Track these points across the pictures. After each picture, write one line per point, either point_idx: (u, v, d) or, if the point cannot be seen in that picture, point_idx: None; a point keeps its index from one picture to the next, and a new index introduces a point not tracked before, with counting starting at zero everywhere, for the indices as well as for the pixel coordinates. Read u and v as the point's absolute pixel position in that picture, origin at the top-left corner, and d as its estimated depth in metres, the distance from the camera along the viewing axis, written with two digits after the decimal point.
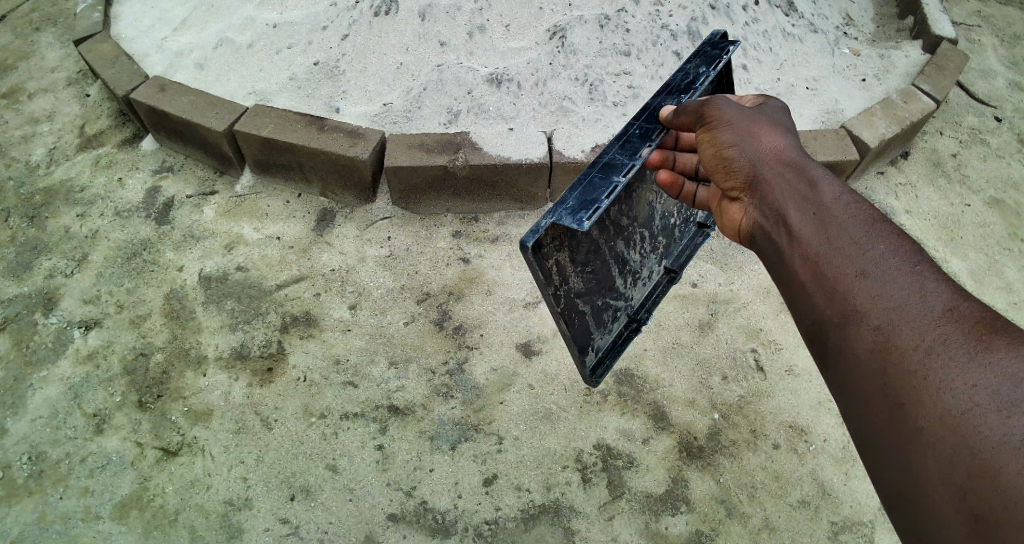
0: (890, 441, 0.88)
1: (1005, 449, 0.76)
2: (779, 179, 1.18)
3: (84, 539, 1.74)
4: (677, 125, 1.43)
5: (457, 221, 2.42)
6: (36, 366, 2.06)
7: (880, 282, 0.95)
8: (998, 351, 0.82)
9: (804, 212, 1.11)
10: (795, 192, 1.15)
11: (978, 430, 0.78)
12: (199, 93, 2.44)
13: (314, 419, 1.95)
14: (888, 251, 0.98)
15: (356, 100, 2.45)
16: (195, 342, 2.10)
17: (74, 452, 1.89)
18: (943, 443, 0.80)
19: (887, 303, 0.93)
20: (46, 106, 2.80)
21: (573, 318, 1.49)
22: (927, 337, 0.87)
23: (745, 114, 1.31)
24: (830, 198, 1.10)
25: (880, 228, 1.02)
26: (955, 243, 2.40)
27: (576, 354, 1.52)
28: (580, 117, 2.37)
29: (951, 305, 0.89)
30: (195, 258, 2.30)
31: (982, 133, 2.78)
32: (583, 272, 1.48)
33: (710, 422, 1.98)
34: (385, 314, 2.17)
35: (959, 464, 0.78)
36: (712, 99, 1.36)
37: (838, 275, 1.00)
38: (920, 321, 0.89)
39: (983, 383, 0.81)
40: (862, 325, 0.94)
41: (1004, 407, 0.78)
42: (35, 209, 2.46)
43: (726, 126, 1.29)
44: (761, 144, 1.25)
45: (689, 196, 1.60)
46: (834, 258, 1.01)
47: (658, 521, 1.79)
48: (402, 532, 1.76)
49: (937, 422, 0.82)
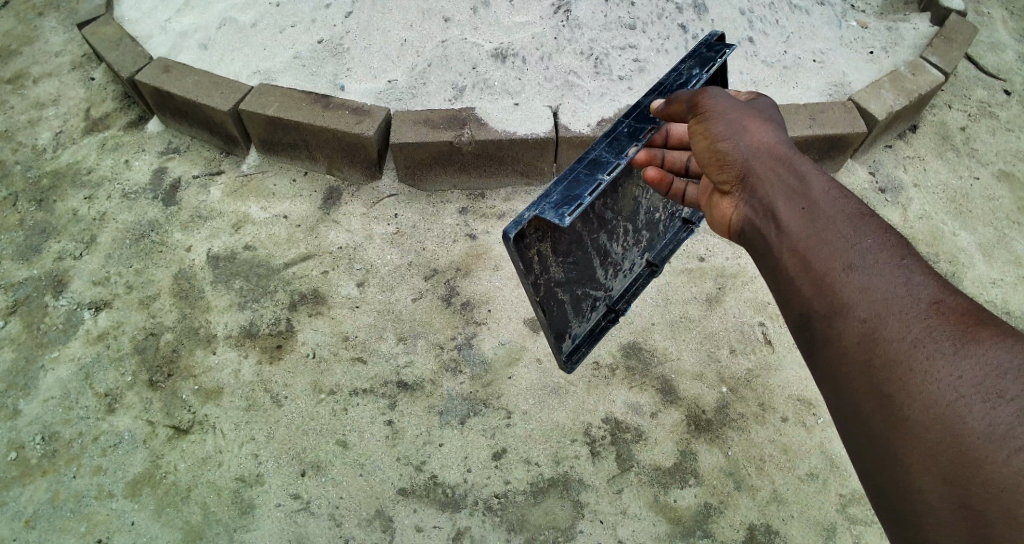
0: (878, 428, 0.89)
1: (990, 439, 0.79)
2: (767, 170, 1.16)
3: (98, 517, 1.77)
4: (672, 116, 1.41)
5: (463, 197, 2.42)
6: (47, 347, 2.08)
7: (867, 274, 0.94)
8: (982, 343, 0.84)
9: (792, 206, 1.09)
10: (784, 184, 1.12)
11: (963, 421, 0.81)
12: (204, 74, 2.44)
13: (324, 396, 1.96)
14: (875, 243, 0.97)
15: (360, 78, 2.44)
16: (205, 321, 2.12)
17: (86, 432, 1.91)
18: (931, 432, 0.83)
19: (874, 296, 0.92)
20: (52, 91, 2.80)
21: (552, 306, 1.51)
22: (914, 330, 0.88)
23: (736, 105, 1.28)
24: (818, 190, 1.08)
25: (868, 220, 1.02)
26: (964, 217, 2.39)
27: (552, 341, 1.56)
28: (585, 92, 2.36)
29: (937, 298, 0.90)
30: (203, 238, 2.31)
31: (992, 106, 2.75)
32: (565, 262, 1.49)
33: (718, 395, 1.99)
34: (393, 291, 2.18)
35: (946, 453, 0.81)
36: (704, 91, 1.33)
37: (825, 268, 0.98)
38: (905, 313, 0.90)
39: (968, 374, 0.83)
40: (849, 317, 0.93)
41: (989, 396, 0.81)
42: (42, 192, 2.47)
43: (717, 116, 1.27)
44: (749, 133, 1.22)
45: (678, 195, 1.52)
46: (819, 250, 1.01)
47: (667, 494, 1.80)
48: (412, 506, 1.78)
49: (923, 411, 0.84)
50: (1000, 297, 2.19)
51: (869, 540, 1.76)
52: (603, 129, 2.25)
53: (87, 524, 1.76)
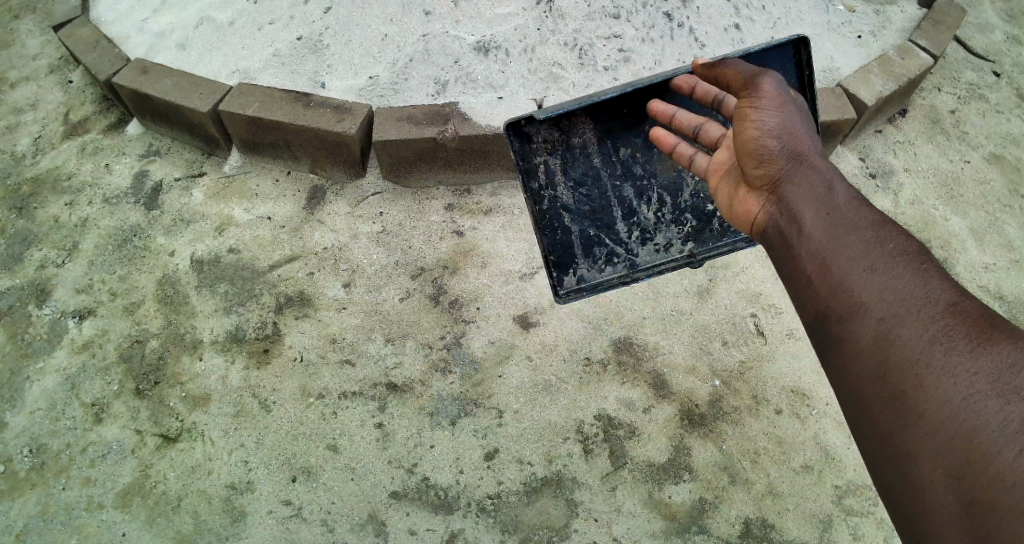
0: (887, 421, 1.01)
1: (1001, 435, 0.90)
2: (801, 177, 1.27)
3: (89, 529, 1.74)
4: (723, 79, 1.43)
5: (450, 193, 2.38)
6: (32, 358, 2.04)
7: (887, 278, 1.07)
8: (994, 344, 0.97)
9: (818, 210, 1.21)
10: (811, 190, 1.24)
11: (974, 414, 0.93)
12: (183, 74, 2.40)
13: (312, 400, 1.93)
14: (896, 249, 1.10)
15: (341, 75, 2.39)
16: (191, 327, 2.08)
17: (74, 443, 1.88)
18: (944, 427, 0.95)
19: (892, 298, 1.05)
20: (29, 95, 2.75)
21: (553, 225, 1.79)
22: (931, 330, 1.01)
23: (781, 100, 1.34)
24: (843, 202, 1.20)
25: (889, 231, 1.14)
26: (955, 202, 2.37)
27: (543, 253, 1.77)
28: (569, 84, 2.34)
29: (952, 303, 1.03)
30: (187, 242, 2.27)
31: (982, 88, 2.72)
32: (576, 191, 1.79)
33: (711, 388, 1.96)
34: (380, 291, 2.14)
35: (957, 447, 0.93)
36: (762, 73, 1.37)
37: (846, 269, 1.11)
38: (921, 314, 1.03)
39: (982, 369, 0.96)
40: (868, 318, 1.06)
41: (1002, 392, 0.93)
42: (23, 199, 2.42)
43: (762, 108, 1.34)
44: (786, 133, 1.31)
45: (682, 157, 1.55)
46: (841, 254, 1.12)
47: (661, 490, 1.79)
48: (405, 509, 1.75)
49: (937, 406, 0.96)
50: (992, 283, 2.18)
51: (865, 532, 1.75)
52: None
53: (78, 536, 1.73)
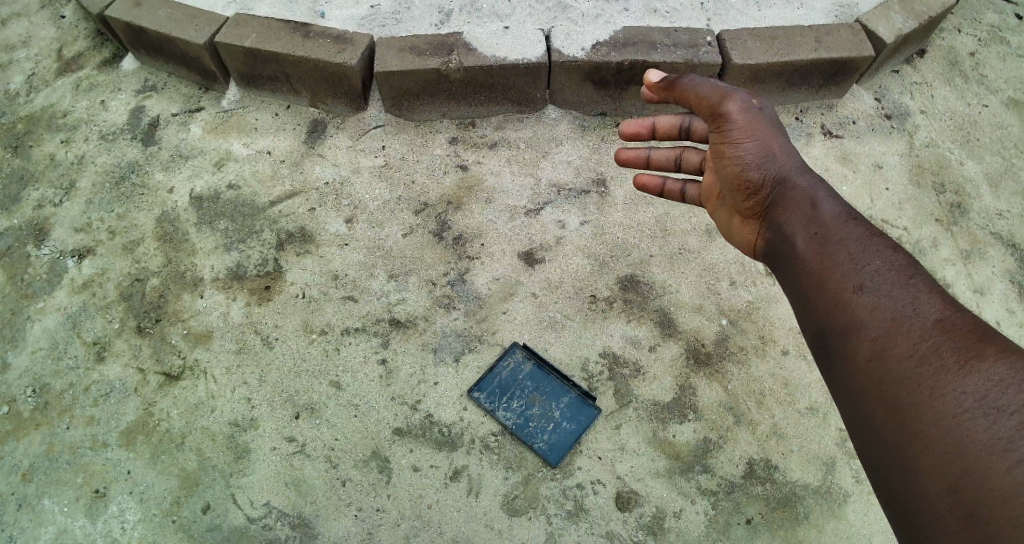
0: (889, 434, 1.06)
1: (994, 452, 0.94)
2: (790, 203, 1.37)
3: (93, 467, 1.74)
4: (688, 101, 1.52)
5: (453, 126, 2.33)
6: (32, 298, 2.02)
7: (875, 296, 1.15)
8: (984, 360, 1.02)
9: (806, 230, 1.31)
10: (800, 214, 1.34)
11: (967, 432, 0.97)
12: (177, 5, 2.33)
13: (315, 336, 1.92)
14: (883, 266, 1.18)
15: (341, 4, 2.33)
16: (191, 264, 2.05)
17: (76, 382, 1.87)
18: (938, 439, 0.99)
19: (882, 315, 1.13)
20: (21, 31, 2.67)
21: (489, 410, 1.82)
22: (921, 348, 1.07)
23: (755, 129, 1.43)
24: (831, 220, 1.29)
25: (881, 247, 1.21)
26: (971, 145, 2.32)
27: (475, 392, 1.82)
28: (579, 14, 2.28)
29: (941, 317, 1.09)
30: (185, 179, 2.23)
31: (1002, 31, 2.64)
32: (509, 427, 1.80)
33: (718, 328, 1.94)
34: (383, 227, 2.11)
35: (952, 463, 0.96)
36: (727, 100, 1.46)
37: (837, 289, 1.20)
38: (912, 332, 1.09)
39: (972, 386, 1.00)
40: (861, 335, 1.14)
41: (990, 412, 0.97)
42: (18, 138, 2.37)
43: (738, 144, 1.44)
44: (768, 164, 1.41)
45: (675, 193, 1.71)
46: (832, 275, 1.22)
47: (665, 429, 1.78)
48: (408, 446, 1.75)
49: (932, 418, 1.01)
50: (1005, 230, 2.14)
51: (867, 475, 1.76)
52: (598, 53, 2.17)
53: (83, 474, 1.73)
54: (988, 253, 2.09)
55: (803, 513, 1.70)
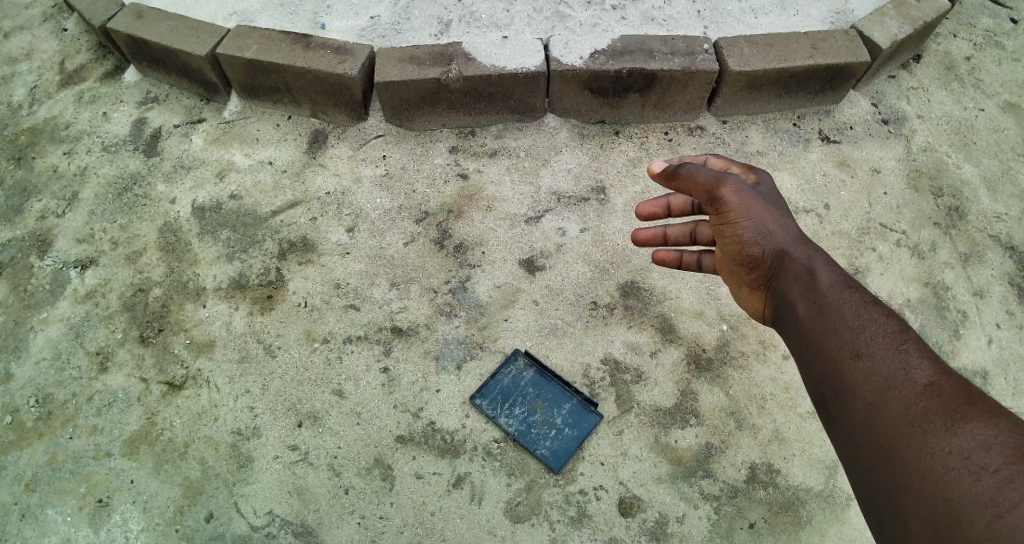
0: (881, 489, 1.08)
1: (977, 508, 0.96)
2: (791, 274, 1.35)
3: (97, 476, 1.75)
4: (684, 186, 1.49)
5: (453, 136, 2.34)
6: (35, 309, 2.03)
7: (870, 362, 1.16)
8: (970, 421, 1.04)
9: (805, 300, 1.30)
10: (799, 284, 1.33)
11: (952, 488, 0.99)
12: (179, 18, 2.35)
13: (317, 345, 1.92)
14: (878, 332, 1.19)
15: (341, 16, 2.34)
16: (194, 274, 2.07)
17: (79, 392, 1.88)
18: (924, 495, 1.01)
19: (876, 379, 1.14)
20: (23, 44, 2.69)
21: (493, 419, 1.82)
22: (912, 409, 1.08)
23: (753, 206, 1.41)
24: (829, 286, 1.28)
25: (874, 313, 1.22)
26: (969, 149, 2.33)
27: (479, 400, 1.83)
28: (577, 23, 2.29)
29: (931, 379, 1.11)
30: (187, 190, 2.24)
31: (998, 35, 2.66)
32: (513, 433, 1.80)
33: (719, 333, 1.95)
34: (384, 235, 2.12)
35: (940, 520, 0.98)
36: (722, 183, 1.43)
37: (835, 356, 1.21)
38: (904, 394, 1.11)
39: (957, 447, 1.02)
40: (856, 398, 1.15)
41: (973, 471, 0.99)
42: (21, 150, 2.38)
43: (737, 223, 1.42)
44: (769, 239, 1.39)
45: (693, 265, 1.68)
46: (829, 344, 1.22)
47: (668, 435, 1.79)
48: (411, 453, 1.76)
49: (920, 476, 1.03)
50: (1004, 233, 2.16)
51: None
52: (596, 61, 2.18)
53: (86, 485, 1.74)
54: (986, 256, 2.10)
55: (806, 517, 1.70)
